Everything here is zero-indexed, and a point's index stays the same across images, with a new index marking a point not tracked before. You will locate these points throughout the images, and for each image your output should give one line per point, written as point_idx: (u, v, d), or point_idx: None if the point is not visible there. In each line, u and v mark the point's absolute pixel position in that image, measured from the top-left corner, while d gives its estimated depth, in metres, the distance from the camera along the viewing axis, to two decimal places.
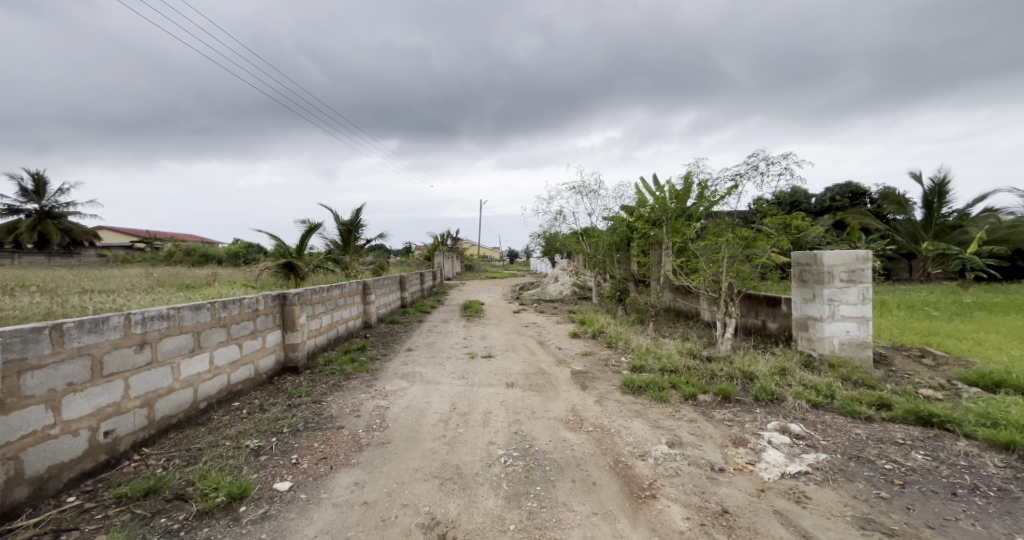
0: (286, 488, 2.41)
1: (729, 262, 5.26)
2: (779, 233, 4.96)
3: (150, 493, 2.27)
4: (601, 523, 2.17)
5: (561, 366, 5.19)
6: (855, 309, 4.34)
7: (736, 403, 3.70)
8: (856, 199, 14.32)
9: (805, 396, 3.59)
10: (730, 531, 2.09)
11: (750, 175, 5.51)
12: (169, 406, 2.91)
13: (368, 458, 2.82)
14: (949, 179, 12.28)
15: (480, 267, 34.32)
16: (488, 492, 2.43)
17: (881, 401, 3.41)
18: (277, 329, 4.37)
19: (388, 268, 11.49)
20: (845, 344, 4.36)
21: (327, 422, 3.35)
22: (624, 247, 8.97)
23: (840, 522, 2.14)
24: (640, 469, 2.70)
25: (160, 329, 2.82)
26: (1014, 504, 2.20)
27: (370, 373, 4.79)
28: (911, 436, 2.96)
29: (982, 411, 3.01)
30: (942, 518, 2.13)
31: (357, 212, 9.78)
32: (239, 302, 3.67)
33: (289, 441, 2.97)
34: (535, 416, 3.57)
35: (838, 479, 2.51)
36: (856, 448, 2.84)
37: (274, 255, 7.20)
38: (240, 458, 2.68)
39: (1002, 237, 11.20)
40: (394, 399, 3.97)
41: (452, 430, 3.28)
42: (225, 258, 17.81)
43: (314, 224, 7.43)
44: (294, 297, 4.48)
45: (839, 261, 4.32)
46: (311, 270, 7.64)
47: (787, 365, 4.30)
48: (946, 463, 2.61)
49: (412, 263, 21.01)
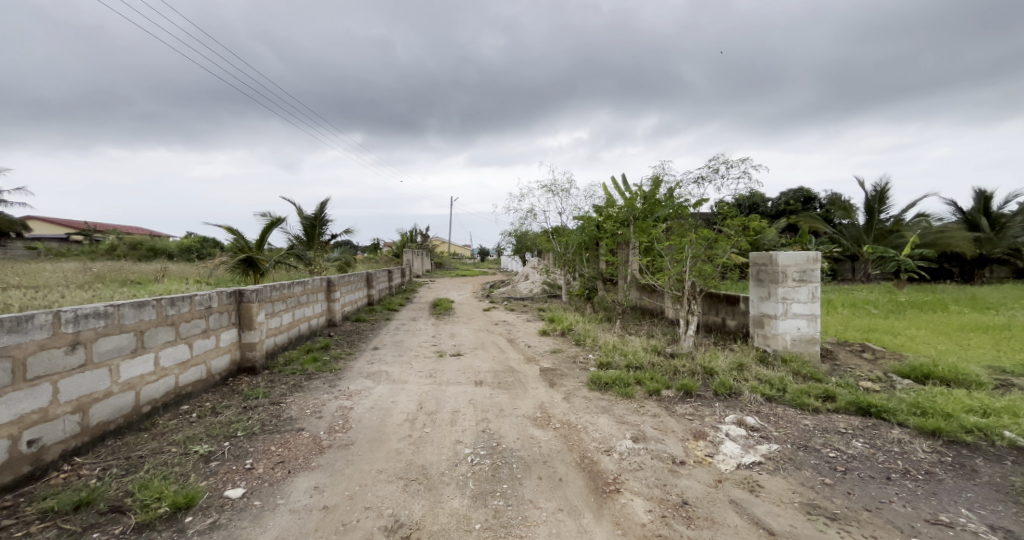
0: (239, 495, 2.29)
1: (691, 262, 5.43)
2: (739, 234, 5.15)
3: (82, 507, 2.09)
4: (566, 519, 2.18)
5: (530, 363, 5.22)
6: (806, 307, 4.58)
7: (697, 397, 3.82)
8: (807, 204, 15.14)
9: (760, 390, 3.77)
10: (690, 522, 2.15)
11: (712, 178, 5.70)
12: (106, 411, 2.69)
13: (330, 460, 2.72)
14: (889, 185, 13.17)
15: (452, 266, 33.79)
16: (454, 491, 2.41)
17: (827, 394, 3.62)
18: (232, 328, 4.14)
19: (354, 266, 11.18)
20: (796, 340, 4.59)
21: (286, 424, 3.21)
22: (593, 246, 9.10)
23: (789, 508, 2.24)
24: (605, 465, 2.74)
25: (96, 329, 2.61)
26: (939, 486, 2.38)
27: (334, 372, 4.65)
28: (852, 425, 3.15)
29: (913, 400, 3.25)
30: (878, 501, 2.28)
31: (323, 206, 9.37)
32: (189, 299, 3.45)
33: (244, 445, 2.83)
34: (503, 414, 3.56)
35: (787, 468, 2.64)
36: (804, 438, 3.00)
37: (232, 250, 6.86)
38: (187, 465, 2.52)
39: (932, 241, 12.22)
40: (357, 399, 3.85)
41: (419, 430, 3.22)
42: (176, 253, 16.72)
43: (277, 219, 7.11)
44: (252, 295, 4.28)
45: (792, 262, 4.54)
46: (271, 267, 7.33)
47: (744, 360, 4.48)
48: (882, 449, 2.79)
49: (380, 260, 20.62)
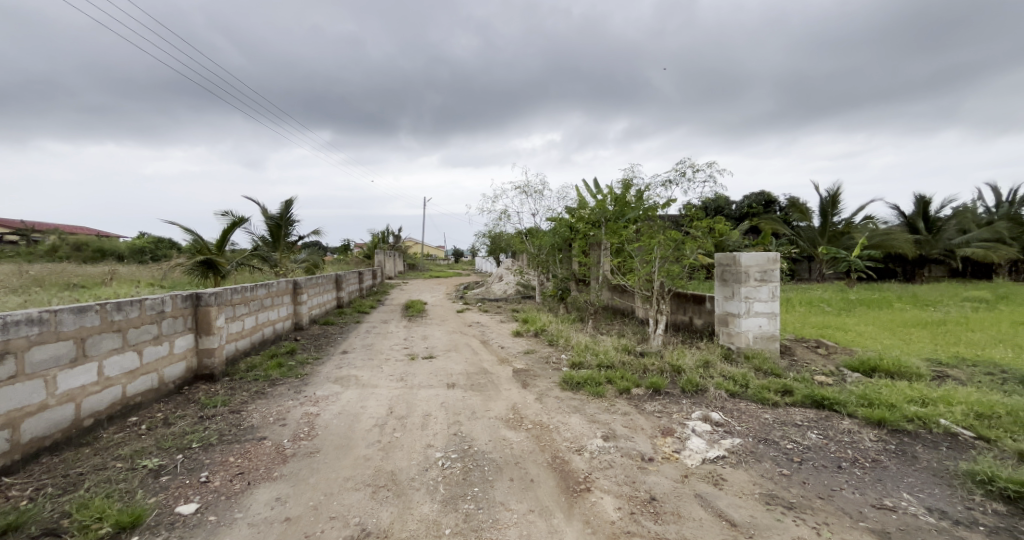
0: (191, 510, 2.16)
1: (660, 263, 5.56)
2: (705, 236, 5.31)
3: (10, 531, 1.93)
4: (537, 520, 2.18)
5: (503, 364, 5.21)
6: (766, 305, 4.78)
7: (665, 395, 3.91)
8: (768, 207, 15.83)
9: (724, 386, 3.90)
10: (657, 517, 2.20)
11: (680, 182, 5.86)
12: (41, 426, 2.50)
13: (293, 469, 2.62)
14: (841, 190, 13.95)
15: (425, 267, 33.46)
16: (424, 496, 2.36)
17: (785, 389, 3.78)
18: (188, 333, 3.93)
19: (322, 268, 10.85)
20: (758, 338, 4.78)
21: (246, 433, 3.07)
22: (566, 247, 9.19)
23: (750, 500, 2.32)
24: (576, 464, 2.76)
25: (29, 337, 2.43)
26: (884, 472, 2.53)
27: (299, 378, 4.49)
28: (808, 417, 3.30)
29: (862, 392, 3.44)
30: (830, 489, 2.40)
31: (289, 205, 9.04)
32: (138, 303, 3.25)
33: (199, 457, 2.68)
34: (476, 416, 3.53)
35: (748, 461, 2.74)
36: (765, 431, 3.12)
37: (189, 252, 6.51)
38: (134, 481, 2.37)
39: (879, 242, 13.05)
40: (324, 405, 3.73)
41: (388, 435, 3.15)
42: (126, 254, 15.73)
43: (239, 218, 6.82)
44: (210, 298, 4.08)
45: (753, 262, 4.72)
46: (232, 269, 7.00)
47: (709, 358, 4.63)
48: (833, 439, 2.94)
49: (350, 261, 20.13)
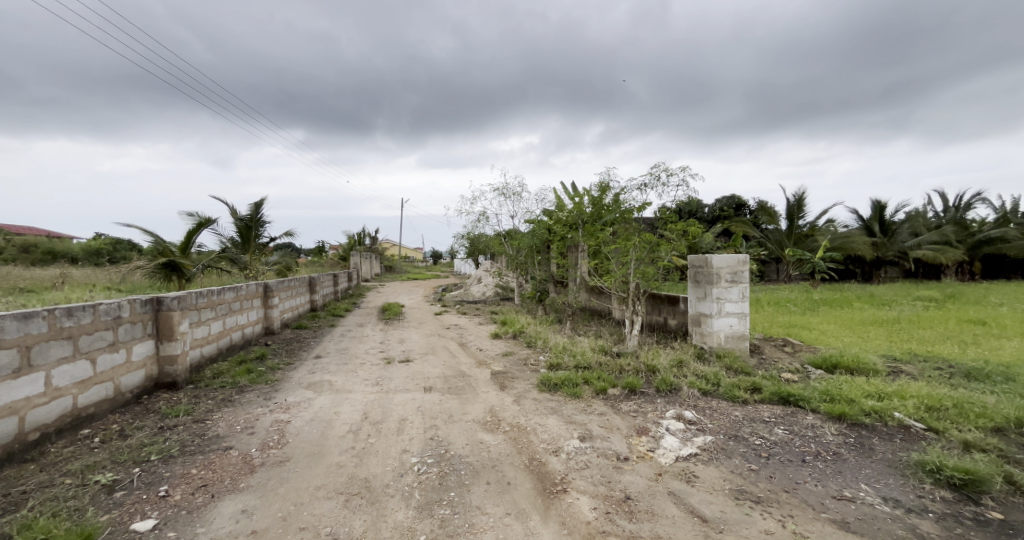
0: (148, 527, 2.05)
1: (636, 264, 5.65)
2: (678, 238, 5.43)
3: None
4: (513, 523, 2.17)
5: (481, 367, 5.18)
6: (737, 306, 4.92)
7: (640, 394, 3.97)
8: (738, 210, 16.36)
9: (697, 385, 3.99)
10: (632, 516, 2.23)
11: (654, 185, 5.99)
12: None
13: (261, 480, 2.52)
14: (806, 194, 14.56)
15: (403, 269, 33.03)
16: (398, 503, 2.32)
17: (754, 386, 3.90)
18: (148, 339, 3.74)
19: (295, 270, 10.54)
20: (729, 337, 4.91)
21: (211, 443, 2.95)
22: (544, 249, 9.24)
23: (720, 496, 2.38)
24: (553, 465, 2.77)
25: None
26: (844, 464, 2.64)
27: (270, 384, 4.34)
28: (775, 413, 3.42)
29: (825, 388, 3.58)
30: (795, 482, 2.48)
31: (259, 206, 8.75)
32: (91, 309, 3.07)
33: (158, 470, 2.55)
34: (453, 420, 3.50)
35: (719, 457, 2.81)
36: (735, 428, 3.21)
37: (151, 254, 6.20)
38: (84, 498, 2.23)
39: (841, 245, 13.67)
40: (295, 412, 3.62)
41: (362, 441, 3.08)
42: (81, 256, 14.89)
43: (205, 219, 6.55)
44: (172, 302, 3.90)
45: (725, 264, 4.86)
46: (198, 272, 6.72)
47: (683, 357, 4.73)
48: (798, 434, 3.05)
49: (325, 264, 19.67)
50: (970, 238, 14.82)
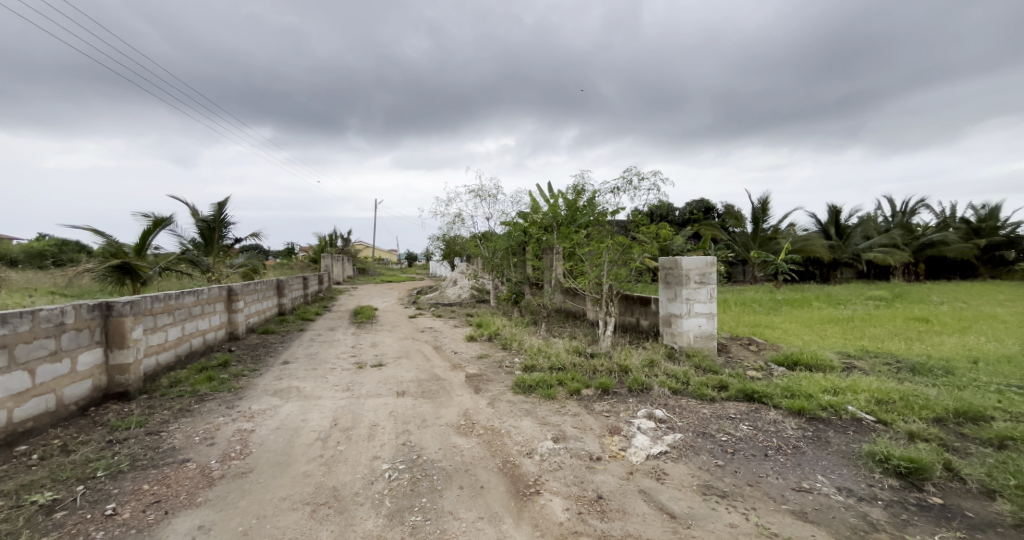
0: None
1: (609, 266, 5.73)
2: (650, 241, 5.54)
3: None
4: (485, 527, 2.14)
5: (455, 370, 5.12)
6: (705, 306, 5.06)
7: (613, 394, 4.02)
8: (707, 214, 16.89)
9: (668, 384, 4.07)
10: (603, 515, 2.24)
11: (627, 189, 6.09)
12: None
13: (220, 493, 2.40)
14: (769, 199, 15.18)
15: (376, 271, 32.35)
16: (367, 511, 2.25)
17: (721, 384, 4.02)
18: (96, 347, 3.51)
19: (262, 273, 10.14)
20: (698, 337, 5.05)
21: (166, 456, 2.79)
22: (519, 251, 9.25)
23: (689, 492, 2.43)
24: (526, 467, 2.76)
25: None
26: (804, 457, 2.75)
27: (232, 392, 4.15)
28: (740, 410, 3.53)
29: (786, 385, 3.73)
30: (759, 476, 2.57)
31: (222, 205, 8.38)
32: (29, 316, 2.86)
33: (105, 487, 2.39)
34: (425, 424, 3.44)
35: (688, 455, 2.87)
36: (702, 425, 3.30)
37: (101, 256, 5.83)
38: (19, 520, 2.06)
39: (801, 247, 14.34)
40: (260, 420, 3.47)
41: (331, 449, 2.99)
42: (22, 258, 13.81)
43: (162, 219, 6.23)
44: (123, 307, 3.67)
45: (693, 266, 4.99)
46: (155, 275, 6.36)
47: (654, 357, 4.83)
48: (761, 429, 3.16)
49: (295, 266, 19.06)
50: (915, 241, 15.88)
